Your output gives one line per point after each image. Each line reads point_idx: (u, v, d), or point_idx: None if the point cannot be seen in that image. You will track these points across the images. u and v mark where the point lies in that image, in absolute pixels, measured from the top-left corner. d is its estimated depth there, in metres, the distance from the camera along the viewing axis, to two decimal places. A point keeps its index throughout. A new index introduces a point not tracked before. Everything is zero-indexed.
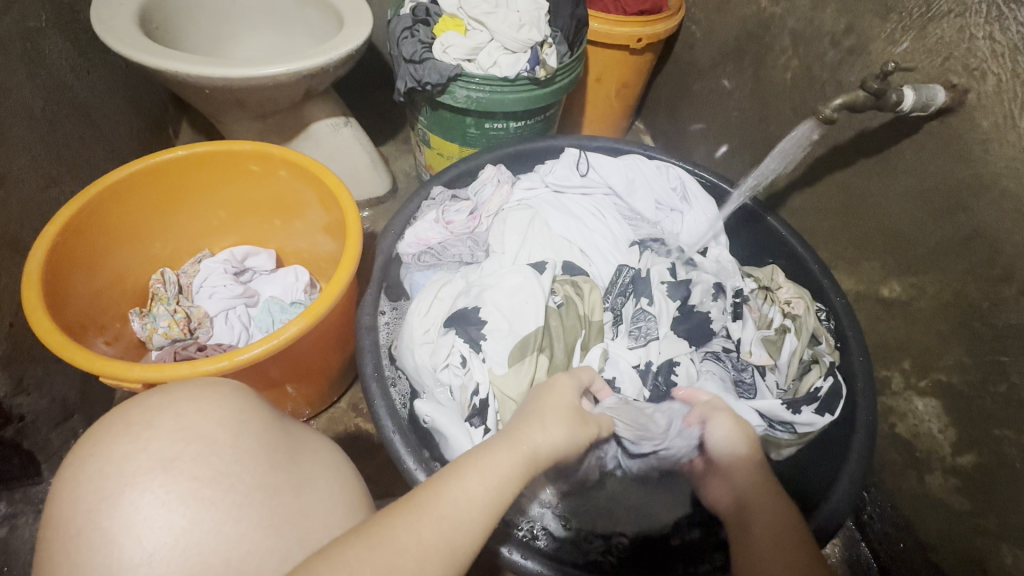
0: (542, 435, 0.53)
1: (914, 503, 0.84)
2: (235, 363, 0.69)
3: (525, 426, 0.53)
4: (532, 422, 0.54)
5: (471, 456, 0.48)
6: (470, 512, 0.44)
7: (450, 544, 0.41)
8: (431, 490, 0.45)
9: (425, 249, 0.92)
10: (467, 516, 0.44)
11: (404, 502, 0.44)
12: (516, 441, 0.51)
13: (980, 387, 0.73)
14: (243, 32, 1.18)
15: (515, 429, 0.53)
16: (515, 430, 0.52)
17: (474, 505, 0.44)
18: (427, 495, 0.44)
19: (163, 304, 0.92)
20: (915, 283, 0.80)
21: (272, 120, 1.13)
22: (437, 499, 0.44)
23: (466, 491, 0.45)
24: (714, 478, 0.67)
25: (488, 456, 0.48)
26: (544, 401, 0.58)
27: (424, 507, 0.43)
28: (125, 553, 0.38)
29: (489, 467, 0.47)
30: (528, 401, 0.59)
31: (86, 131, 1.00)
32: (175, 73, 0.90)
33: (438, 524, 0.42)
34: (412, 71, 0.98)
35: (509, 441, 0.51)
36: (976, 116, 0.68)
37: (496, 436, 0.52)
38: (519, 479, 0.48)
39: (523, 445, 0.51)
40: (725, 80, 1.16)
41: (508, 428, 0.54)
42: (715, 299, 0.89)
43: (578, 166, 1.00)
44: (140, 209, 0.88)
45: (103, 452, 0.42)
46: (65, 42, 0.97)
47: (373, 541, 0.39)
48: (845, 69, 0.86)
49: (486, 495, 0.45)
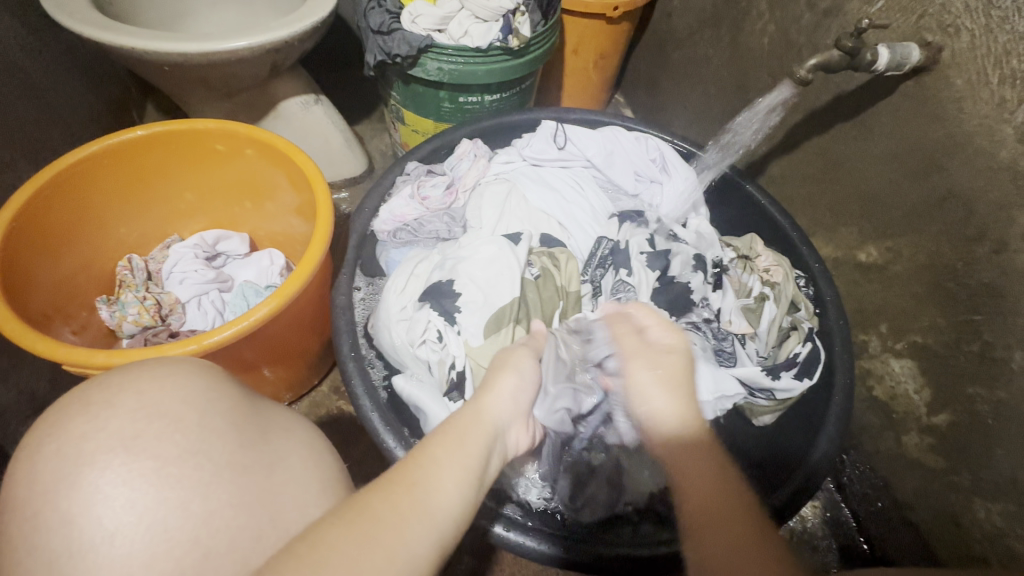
0: (507, 396, 0.56)
1: (891, 463, 0.86)
2: (204, 346, 0.68)
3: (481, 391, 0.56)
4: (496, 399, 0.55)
5: (444, 433, 0.47)
6: (453, 495, 0.42)
7: (434, 525, 0.39)
8: (401, 469, 0.42)
9: (400, 227, 0.90)
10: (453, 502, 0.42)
11: (376, 484, 0.41)
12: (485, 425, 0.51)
13: (954, 346, 0.74)
14: (204, 7, 1.13)
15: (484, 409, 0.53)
16: (476, 401, 0.54)
17: (456, 486, 0.43)
18: (407, 471, 0.42)
19: (131, 292, 0.89)
20: (891, 247, 0.81)
21: (238, 100, 1.09)
22: (429, 484, 0.41)
23: (440, 470, 0.43)
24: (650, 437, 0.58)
25: (462, 431, 0.48)
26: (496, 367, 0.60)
27: (416, 485, 0.41)
28: (86, 533, 0.37)
29: (462, 447, 0.46)
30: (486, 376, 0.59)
31: (41, 113, 0.96)
32: (129, 49, 0.86)
33: (416, 498, 0.40)
34: (380, 43, 0.95)
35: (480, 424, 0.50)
36: (950, 74, 0.68)
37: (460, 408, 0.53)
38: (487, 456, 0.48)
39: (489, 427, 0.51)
40: (702, 48, 1.15)
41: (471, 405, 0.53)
42: (695, 270, 0.88)
43: (555, 138, 0.98)
44: (101, 192, 0.85)
45: (61, 433, 0.41)
46: (12, 19, 0.92)
47: (358, 525, 0.36)
48: (821, 31, 0.85)
49: (468, 474, 0.44)
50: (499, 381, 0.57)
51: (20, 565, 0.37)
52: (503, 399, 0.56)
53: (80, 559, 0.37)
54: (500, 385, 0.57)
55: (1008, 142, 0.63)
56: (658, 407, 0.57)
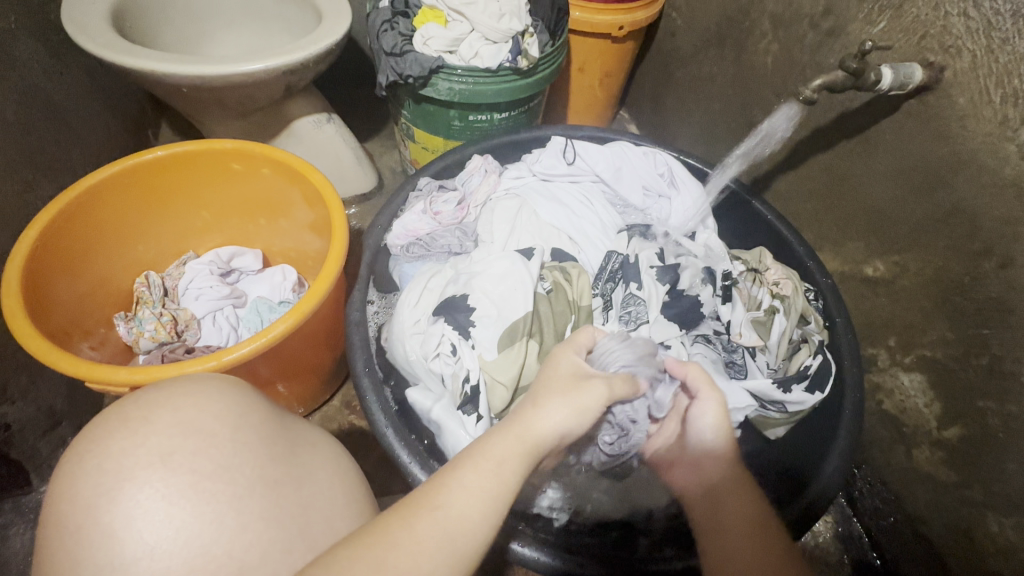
0: (555, 423, 0.50)
1: (902, 477, 0.86)
2: (223, 363, 0.69)
3: (525, 404, 0.52)
4: (536, 403, 0.51)
5: (470, 450, 0.47)
6: (471, 505, 0.43)
7: (452, 545, 0.41)
8: (429, 487, 0.44)
9: (413, 241, 0.91)
10: (468, 509, 0.43)
11: (402, 504, 0.43)
12: (519, 430, 0.49)
13: (963, 360, 0.74)
14: (221, 30, 1.17)
15: (520, 414, 0.50)
16: (517, 416, 0.50)
17: (473, 493, 0.44)
18: (437, 489, 0.44)
19: (148, 308, 0.91)
20: (898, 262, 0.82)
21: (253, 119, 1.12)
22: (434, 492, 0.43)
23: (468, 498, 0.43)
24: (684, 468, 0.67)
25: (490, 444, 0.47)
26: (549, 381, 0.55)
27: (418, 503, 0.43)
28: (126, 547, 0.38)
29: (486, 459, 0.46)
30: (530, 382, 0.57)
31: (62, 134, 0.98)
32: (150, 72, 0.88)
33: (434, 519, 0.41)
34: (393, 65, 0.97)
35: (512, 430, 0.49)
36: (952, 93, 0.69)
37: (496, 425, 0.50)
38: (520, 471, 0.47)
39: (525, 433, 0.49)
40: (706, 66, 1.17)
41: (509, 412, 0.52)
42: (705, 283, 0.89)
43: (565, 154, 1.00)
44: (121, 210, 0.87)
45: (102, 447, 0.42)
46: (36, 44, 0.95)
47: (373, 544, 0.39)
48: (824, 51, 0.87)
49: (487, 485, 0.45)
50: (551, 403, 0.51)
51: None
52: (552, 419, 0.50)
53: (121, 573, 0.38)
54: (549, 408, 0.51)
55: (1011, 159, 0.65)
56: (702, 429, 0.65)
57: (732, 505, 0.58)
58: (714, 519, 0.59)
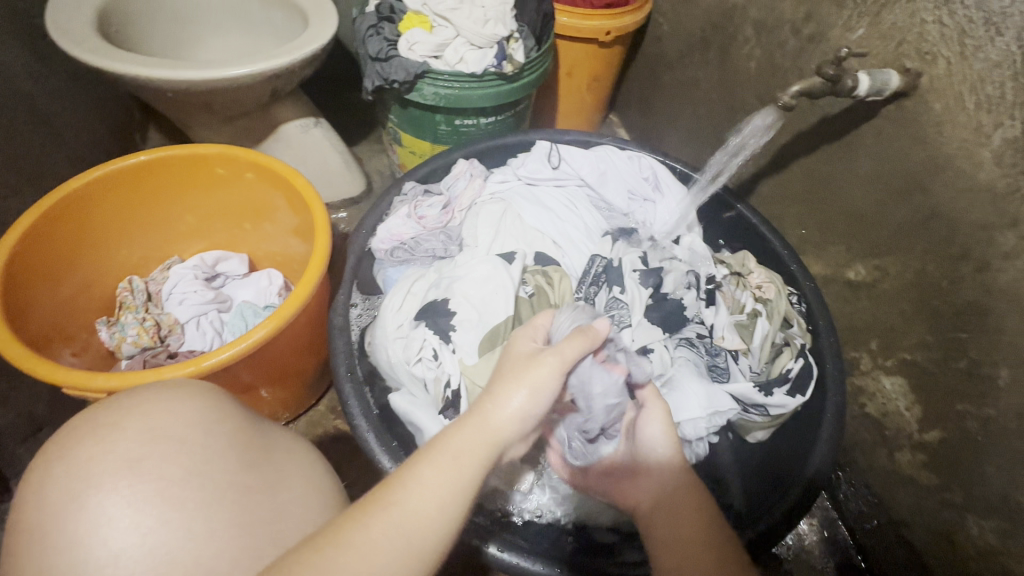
0: (516, 410, 0.47)
1: (884, 480, 0.86)
2: (202, 368, 0.69)
3: (483, 396, 0.48)
4: (496, 393, 0.48)
5: (434, 444, 0.45)
6: (428, 508, 0.42)
7: (408, 548, 0.40)
8: (390, 484, 0.43)
9: (397, 245, 0.91)
10: (426, 509, 0.42)
11: (366, 501, 0.42)
12: (480, 424, 0.46)
13: (942, 363, 0.75)
14: (208, 34, 1.17)
15: (479, 405, 0.47)
16: (478, 408, 0.47)
17: (433, 494, 0.42)
18: (392, 487, 0.43)
19: (131, 313, 0.90)
20: (879, 265, 0.82)
21: (240, 123, 1.12)
22: (400, 491, 0.42)
23: (425, 500, 0.42)
24: (635, 481, 0.65)
25: (453, 439, 0.45)
26: (509, 366, 0.51)
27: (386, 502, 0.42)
28: (92, 554, 0.38)
29: (450, 457, 0.44)
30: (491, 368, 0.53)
31: (46, 138, 0.98)
32: (134, 76, 0.88)
33: (389, 519, 0.40)
34: (379, 70, 0.97)
35: (474, 425, 0.46)
36: (929, 99, 0.70)
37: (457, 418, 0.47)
38: (481, 465, 0.44)
39: (487, 426, 0.46)
40: (692, 71, 1.18)
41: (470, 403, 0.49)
42: (688, 288, 0.91)
43: (550, 159, 1.01)
44: (103, 215, 0.87)
45: (71, 454, 0.42)
46: (20, 48, 0.95)
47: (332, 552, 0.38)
48: (805, 56, 0.87)
49: (447, 486, 0.43)
50: (511, 388, 0.48)
51: None
52: (511, 407, 0.47)
53: None
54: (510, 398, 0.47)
55: (986, 164, 0.65)
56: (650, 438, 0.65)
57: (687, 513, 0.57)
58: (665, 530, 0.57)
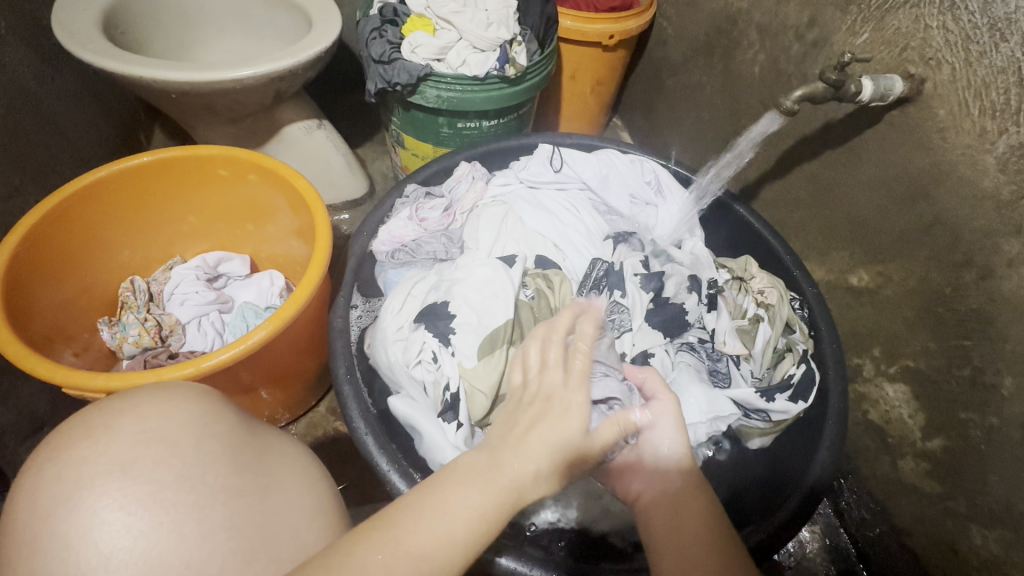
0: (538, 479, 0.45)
1: (887, 488, 0.85)
2: (201, 370, 0.69)
3: (507, 460, 0.45)
4: (520, 458, 0.45)
5: (450, 480, 0.44)
6: (449, 549, 0.41)
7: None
8: (398, 516, 0.42)
9: (399, 247, 0.91)
10: (443, 549, 0.41)
11: (371, 527, 0.41)
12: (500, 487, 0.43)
13: (946, 371, 0.74)
14: (213, 36, 1.17)
15: (497, 465, 0.44)
16: (498, 471, 0.44)
17: (447, 536, 0.41)
18: (401, 519, 0.42)
19: (132, 313, 0.90)
20: (882, 271, 0.82)
21: (243, 125, 1.12)
22: (412, 529, 0.41)
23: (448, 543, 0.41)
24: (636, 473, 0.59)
25: (466, 484, 0.43)
26: (534, 427, 0.47)
27: (396, 537, 0.40)
28: (83, 557, 0.38)
29: (466, 499, 0.43)
30: (509, 419, 0.49)
31: (51, 139, 0.98)
32: (138, 78, 0.89)
33: (402, 557, 0.39)
34: (381, 72, 0.97)
35: (494, 486, 0.43)
36: (933, 105, 0.70)
37: (474, 472, 0.44)
38: (498, 518, 0.43)
39: (508, 488, 0.44)
40: (696, 75, 1.17)
41: (484, 457, 0.45)
42: (690, 292, 0.88)
43: (552, 162, 1.00)
44: (105, 215, 0.87)
45: (63, 456, 0.42)
46: (26, 49, 0.95)
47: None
48: (809, 61, 0.87)
49: (466, 530, 0.42)
50: (534, 456, 0.45)
51: None
52: (534, 476, 0.45)
53: None
54: (535, 466, 0.45)
55: (990, 171, 0.65)
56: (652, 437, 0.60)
57: (698, 514, 0.54)
58: (673, 533, 0.53)
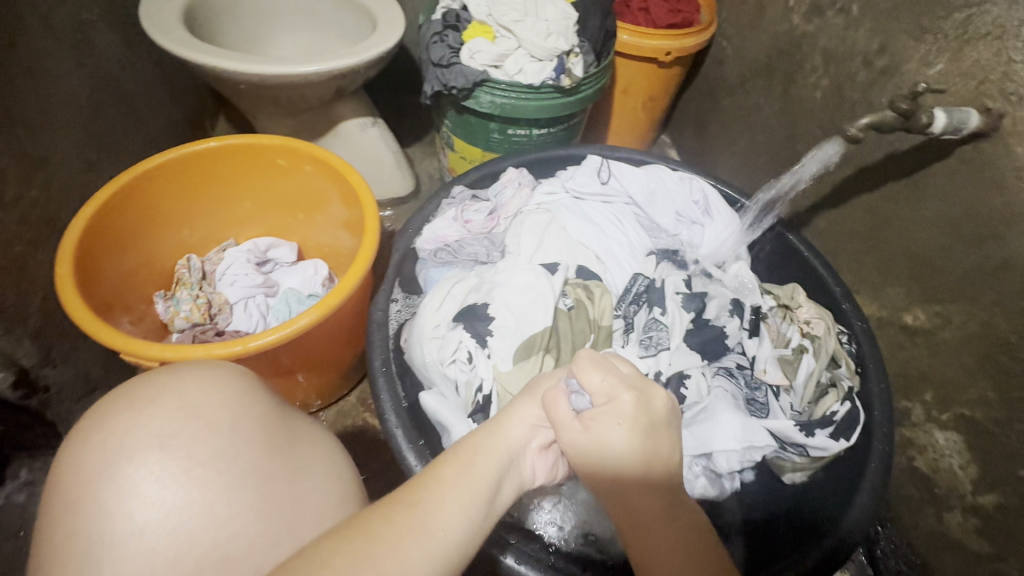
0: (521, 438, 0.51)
1: (930, 541, 0.81)
2: (246, 349, 0.71)
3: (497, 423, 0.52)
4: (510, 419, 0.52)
5: (459, 456, 0.48)
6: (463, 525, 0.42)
7: (426, 539, 0.40)
8: (410, 487, 0.44)
9: (441, 246, 0.92)
10: (456, 521, 0.43)
11: (388, 499, 0.43)
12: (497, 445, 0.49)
13: (1004, 424, 0.70)
14: (281, 32, 1.23)
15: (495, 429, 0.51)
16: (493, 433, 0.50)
17: (458, 506, 0.43)
18: (415, 490, 0.43)
19: (186, 289, 0.95)
20: (941, 312, 0.77)
21: (302, 117, 1.16)
22: (427, 489, 0.43)
23: (445, 489, 0.44)
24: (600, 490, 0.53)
25: (478, 457, 0.48)
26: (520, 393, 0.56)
27: (420, 504, 0.42)
28: (118, 525, 0.40)
29: (471, 470, 0.46)
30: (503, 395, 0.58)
31: (128, 119, 1.05)
32: (212, 67, 0.94)
33: (414, 517, 0.41)
34: (439, 75, 1.00)
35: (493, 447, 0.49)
36: (1011, 142, 0.66)
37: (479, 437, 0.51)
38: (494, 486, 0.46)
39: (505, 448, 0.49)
40: (753, 96, 1.15)
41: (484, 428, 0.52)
42: (732, 315, 0.86)
43: (600, 174, 1.01)
44: (168, 195, 0.92)
45: (110, 424, 0.44)
46: (113, 35, 1.02)
47: (352, 526, 0.39)
48: (877, 89, 0.85)
49: (474, 500, 0.44)
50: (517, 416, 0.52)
51: (59, 547, 0.40)
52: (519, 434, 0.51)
53: (111, 549, 0.39)
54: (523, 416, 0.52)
55: None
56: (608, 438, 0.49)
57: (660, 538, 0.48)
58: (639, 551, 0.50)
